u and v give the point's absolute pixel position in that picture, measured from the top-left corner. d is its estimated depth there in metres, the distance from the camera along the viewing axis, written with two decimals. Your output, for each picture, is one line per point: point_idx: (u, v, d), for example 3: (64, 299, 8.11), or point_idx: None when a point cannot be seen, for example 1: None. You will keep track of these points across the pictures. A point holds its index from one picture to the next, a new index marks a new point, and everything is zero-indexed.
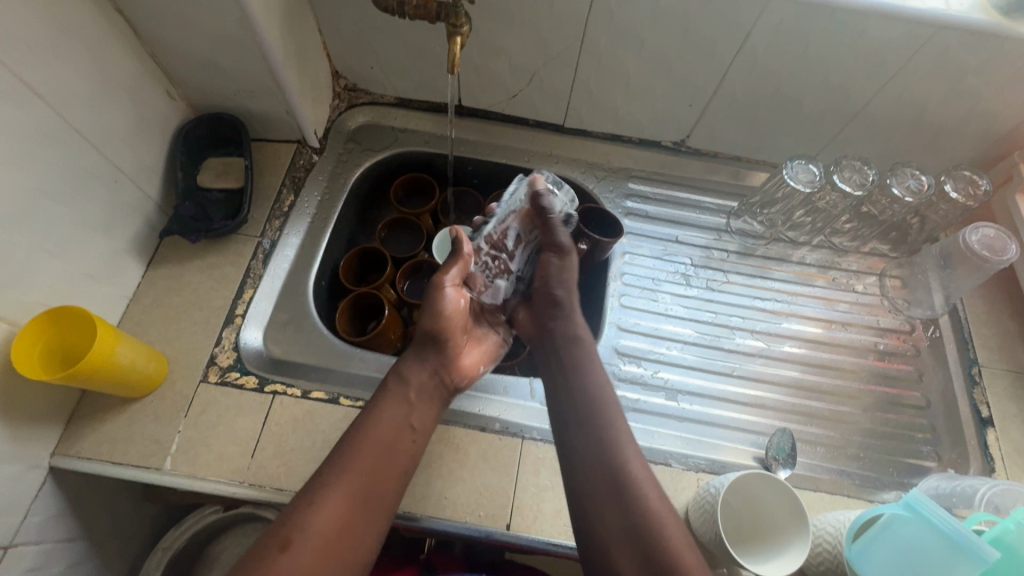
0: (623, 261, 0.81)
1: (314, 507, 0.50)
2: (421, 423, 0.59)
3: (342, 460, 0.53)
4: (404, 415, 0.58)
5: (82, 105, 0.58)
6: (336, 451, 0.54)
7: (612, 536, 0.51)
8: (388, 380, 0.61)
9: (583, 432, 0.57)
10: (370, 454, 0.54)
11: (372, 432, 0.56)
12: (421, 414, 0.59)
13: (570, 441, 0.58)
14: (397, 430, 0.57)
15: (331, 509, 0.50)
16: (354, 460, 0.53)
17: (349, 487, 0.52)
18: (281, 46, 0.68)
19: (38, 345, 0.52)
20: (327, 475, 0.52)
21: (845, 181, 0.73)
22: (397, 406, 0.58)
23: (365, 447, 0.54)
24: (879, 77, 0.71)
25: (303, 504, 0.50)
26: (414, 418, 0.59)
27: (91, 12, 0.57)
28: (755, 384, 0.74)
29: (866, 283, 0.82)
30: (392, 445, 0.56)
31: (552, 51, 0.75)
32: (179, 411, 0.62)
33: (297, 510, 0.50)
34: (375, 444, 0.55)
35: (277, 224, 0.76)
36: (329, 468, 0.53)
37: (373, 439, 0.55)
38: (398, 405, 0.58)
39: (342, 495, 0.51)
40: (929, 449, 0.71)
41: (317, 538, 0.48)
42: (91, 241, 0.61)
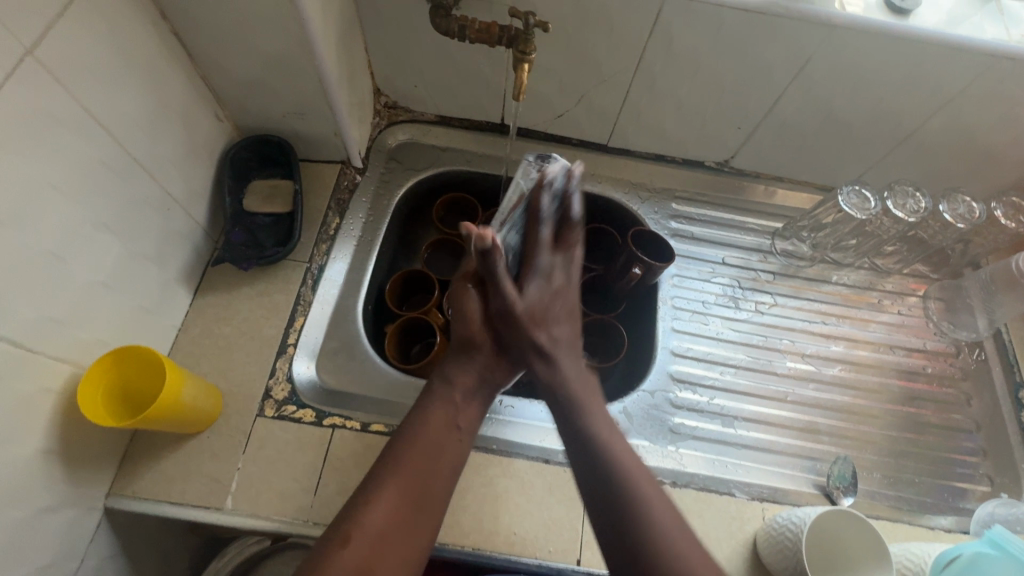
0: (672, 284, 0.80)
1: (367, 508, 0.48)
2: (467, 426, 0.56)
3: (394, 459, 0.51)
4: (452, 419, 0.56)
5: (139, 132, 0.56)
6: (385, 455, 0.52)
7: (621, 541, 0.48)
8: (432, 386, 0.58)
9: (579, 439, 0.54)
10: (422, 457, 0.52)
11: (422, 436, 0.53)
12: (467, 414, 0.57)
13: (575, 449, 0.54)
14: (447, 434, 0.54)
15: (384, 508, 0.48)
16: (406, 462, 0.51)
17: (403, 489, 0.49)
18: (335, 68, 0.66)
19: (101, 386, 0.50)
20: (379, 477, 0.50)
21: (899, 208, 0.74)
22: (444, 410, 0.56)
23: (415, 451, 0.52)
24: (933, 105, 0.71)
25: (356, 506, 0.48)
26: (460, 421, 0.56)
27: (149, 37, 0.55)
28: (808, 409, 0.74)
29: (909, 304, 0.83)
30: (442, 449, 0.53)
31: (604, 74, 0.74)
32: (236, 448, 0.60)
33: (351, 511, 0.48)
34: (427, 447, 0.53)
35: (324, 248, 0.74)
36: (381, 469, 0.51)
37: (424, 444, 0.53)
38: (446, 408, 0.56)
39: (396, 495, 0.49)
40: (980, 473, 0.72)
41: (372, 539, 0.46)
42: (144, 272, 0.59)
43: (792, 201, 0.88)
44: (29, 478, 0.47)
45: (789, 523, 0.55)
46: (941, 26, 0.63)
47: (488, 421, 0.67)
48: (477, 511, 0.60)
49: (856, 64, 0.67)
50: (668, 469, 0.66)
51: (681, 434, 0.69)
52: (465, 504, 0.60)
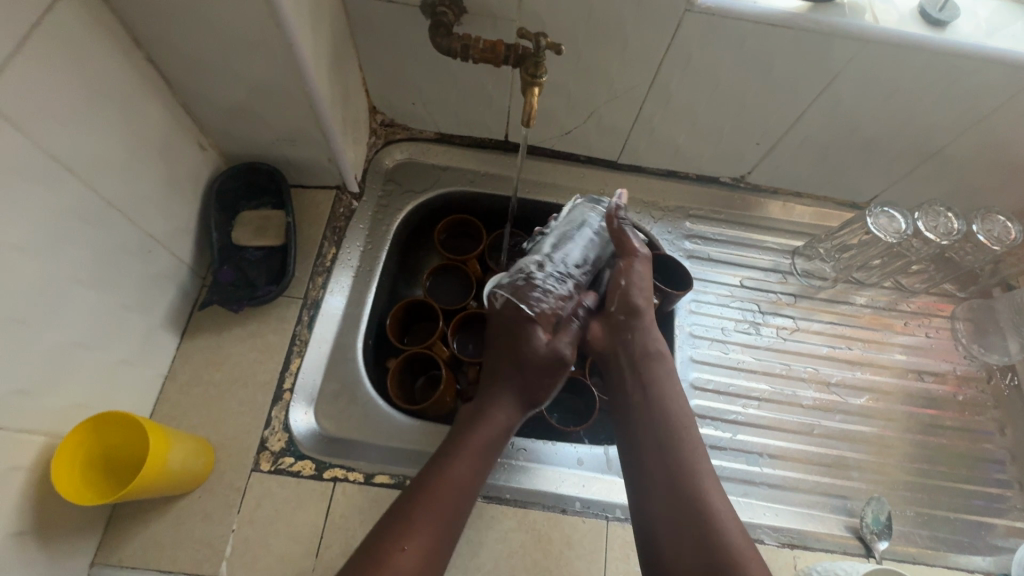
0: (689, 310, 0.76)
1: (398, 548, 0.45)
2: (494, 458, 0.55)
3: (421, 492, 0.49)
4: (481, 448, 0.54)
5: (113, 171, 0.51)
6: (412, 487, 0.50)
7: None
8: (466, 411, 0.58)
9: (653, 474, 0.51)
10: (449, 491, 0.50)
11: (449, 467, 0.51)
12: (495, 446, 0.55)
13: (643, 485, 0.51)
14: (474, 468, 0.52)
15: (416, 548, 0.46)
16: (435, 499, 0.49)
17: (433, 528, 0.47)
18: (327, 92, 0.61)
19: (79, 457, 0.45)
20: (407, 514, 0.48)
21: (930, 230, 0.70)
22: (473, 439, 0.54)
23: (443, 483, 0.50)
24: (966, 120, 0.67)
25: (386, 548, 0.45)
26: (490, 452, 0.54)
27: (121, 67, 0.50)
28: (836, 443, 0.70)
29: (936, 325, 0.79)
30: (469, 483, 0.51)
31: (616, 90, 0.70)
32: (230, 508, 0.56)
33: (379, 551, 0.45)
34: (455, 483, 0.50)
35: (320, 281, 0.69)
36: (409, 505, 0.48)
37: (452, 477, 0.51)
38: (473, 438, 0.54)
39: (425, 536, 0.47)
40: (1017, 507, 0.68)
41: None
42: (125, 321, 0.54)
43: (812, 218, 0.84)
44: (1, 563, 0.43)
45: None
46: (980, 37, 0.59)
47: (501, 467, 0.63)
48: (491, 569, 0.56)
49: (886, 79, 0.63)
50: None
51: None
52: (478, 561, 0.56)
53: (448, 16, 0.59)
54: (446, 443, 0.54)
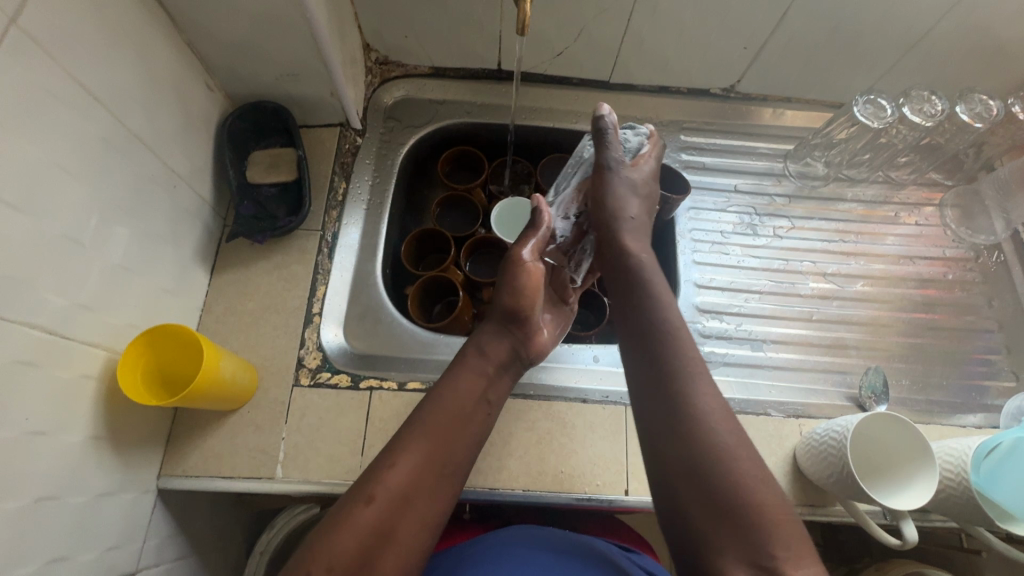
0: (688, 218, 0.80)
1: (393, 467, 0.48)
2: (495, 396, 0.57)
3: (420, 419, 0.52)
4: (478, 384, 0.56)
5: (134, 107, 0.53)
6: (414, 418, 0.52)
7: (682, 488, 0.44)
8: (467, 350, 0.59)
9: (659, 402, 0.47)
10: (445, 423, 0.52)
11: (449, 401, 0.54)
12: (493, 386, 0.58)
13: (646, 412, 0.48)
14: (472, 404, 0.55)
15: (410, 469, 0.48)
16: (433, 428, 0.51)
17: (427, 455, 0.50)
18: (325, 22, 0.62)
19: (139, 369, 0.50)
20: (404, 438, 0.50)
21: (914, 112, 0.74)
22: (473, 374, 0.56)
23: (442, 415, 0.52)
24: (945, 3, 0.68)
25: (383, 465, 0.49)
26: (488, 391, 0.57)
27: (129, 3, 0.52)
28: (834, 326, 0.74)
29: (927, 213, 0.82)
30: (466, 418, 0.54)
31: (604, 3, 0.71)
32: (278, 419, 0.60)
33: (376, 469, 0.48)
34: (452, 417, 0.53)
35: (335, 214, 0.72)
36: (408, 431, 0.51)
37: (449, 409, 0.53)
38: (472, 376, 0.56)
39: (422, 458, 0.49)
40: (1006, 370, 0.73)
41: (395, 497, 0.47)
42: (160, 254, 0.58)
43: (803, 121, 0.86)
44: (84, 463, 0.48)
45: (830, 433, 0.57)
46: None
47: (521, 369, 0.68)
48: (522, 455, 0.61)
49: None
50: None
51: (713, 361, 0.70)
52: (510, 449, 0.61)
53: None
54: (443, 376, 0.56)
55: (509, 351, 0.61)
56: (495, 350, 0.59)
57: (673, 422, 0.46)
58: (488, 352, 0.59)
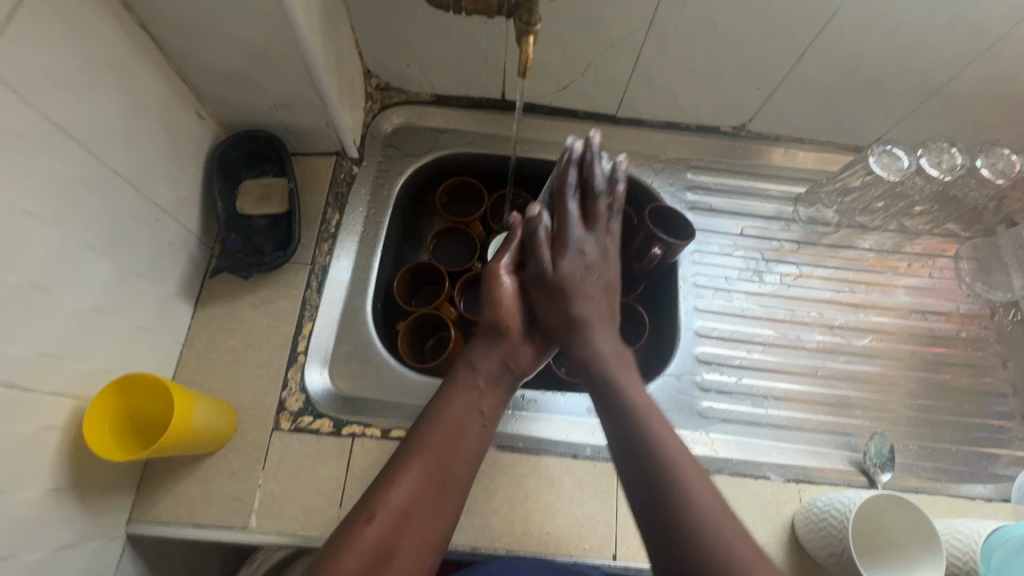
0: (692, 261, 0.77)
1: (393, 486, 0.46)
2: (490, 412, 0.55)
3: (418, 436, 0.50)
4: (475, 401, 0.54)
5: (114, 143, 0.51)
6: (410, 438, 0.50)
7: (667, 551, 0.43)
8: (458, 366, 0.57)
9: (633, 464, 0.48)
10: (443, 440, 0.50)
11: (445, 419, 0.51)
12: (491, 402, 0.55)
13: (630, 477, 0.48)
14: (471, 419, 0.53)
15: (410, 489, 0.46)
16: (431, 445, 0.49)
17: (427, 471, 0.47)
18: (320, 53, 0.60)
19: (107, 420, 0.48)
20: (401, 458, 0.48)
21: (933, 165, 0.71)
22: (467, 394, 0.54)
23: (440, 432, 0.50)
24: (968, 52, 0.65)
25: (382, 486, 0.46)
26: (484, 407, 0.54)
27: (113, 35, 0.50)
28: (840, 383, 0.71)
29: (940, 266, 0.79)
30: (465, 435, 0.51)
31: (612, 40, 0.68)
32: (255, 464, 0.58)
33: (374, 491, 0.46)
34: (450, 435, 0.50)
35: (327, 248, 0.70)
36: (407, 448, 0.49)
37: (446, 427, 0.51)
38: (466, 394, 0.54)
39: (421, 475, 0.47)
40: (1019, 437, 0.70)
41: (398, 515, 0.44)
42: (138, 291, 0.56)
43: (815, 163, 0.83)
44: (44, 516, 0.46)
45: (832, 507, 0.54)
46: None
47: (513, 419, 0.65)
48: (507, 513, 0.58)
49: (889, 12, 0.61)
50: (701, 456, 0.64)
51: (711, 418, 0.67)
52: (495, 505, 0.59)
53: None
54: (436, 398, 0.54)
55: (498, 364, 0.58)
56: (489, 364, 0.57)
57: (650, 493, 0.46)
58: (480, 363, 0.57)
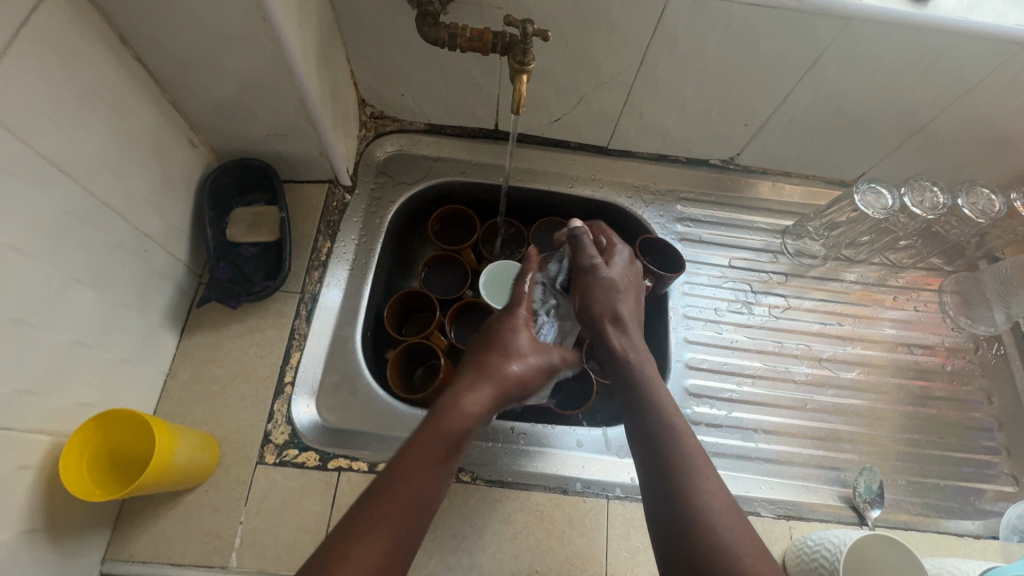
0: (682, 292, 0.78)
1: (336, 569, 0.38)
2: (455, 466, 0.48)
3: (375, 500, 0.42)
4: (442, 458, 0.46)
5: (103, 174, 0.51)
6: (359, 508, 0.42)
7: (683, 561, 0.42)
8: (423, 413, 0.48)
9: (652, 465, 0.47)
10: (398, 505, 0.42)
11: (408, 480, 0.43)
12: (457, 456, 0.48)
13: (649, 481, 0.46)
14: (428, 474, 0.44)
15: (363, 565, 0.39)
16: (388, 514, 0.41)
17: (385, 544, 0.40)
18: (315, 86, 0.60)
19: (85, 457, 0.47)
20: (354, 527, 0.40)
21: (918, 205, 0.73)
22: (436, 449, 0.46)
23: (401, 497, 0.42)
24: (949, 95, 0.66)
25: (326, 560, 0.39)
26: (451, 461, 0.47)
27: (108, 68, 0.50)
28: (829, 417, 0.72)
29: (924, 299, 0.81)
30: (420, 498, 0.43)
31: (603, 76, 0.69)
32: (237, 500, 0.57)
33: (319, 565, 0.38)
34: (409, 503, 0.43)
35: (317, 275, 0.70)
36: (354, 518, 0.41)
37: (409, 491, 0.43)
38: (432, 451, 0.45)
39: (378, 550, 0.40)
40: (1005, 472, 0.70)
41: None
42: (123, 322, 0.55)
43: (802, 197, 0.84)
44: (15, 560, 0.44)
45: (824, 543, 0.54)
46: (961, 11, 0.58)
47: (502, 452, 0.64)
48: (495, 550, 0.57)
49: (872, 58, 0.63)
50: None
51: None
52: (484, 543, 0.58)
53: (433, 6, 0.59)
54: (399, 451, 0.45)
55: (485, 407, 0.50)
56: (466, 412, 0.48)
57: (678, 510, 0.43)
58: (443, 412, 0.48)
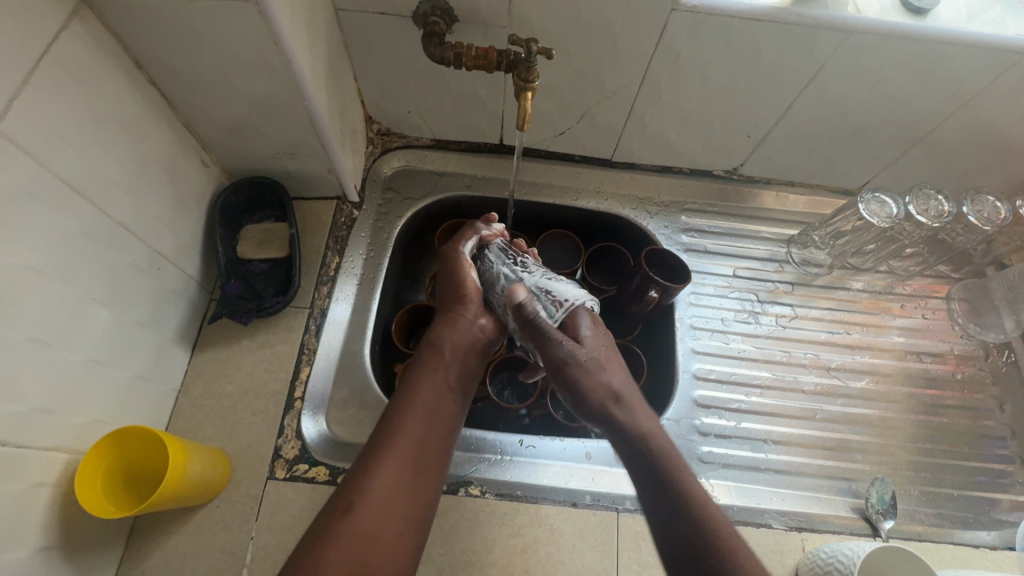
0: (688, 303, 0.78)
1: (369, 474, 0.44)
2: (457, 384, 0.54)
3: (389, 425, 0.48)
4: (441, 379, 0.52)
5: (119, 195, 0.52)
6: (379, 428, 0.48)
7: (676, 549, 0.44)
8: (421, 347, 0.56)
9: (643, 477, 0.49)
10: (418, 418, 0.49)
11: (415, 400, 0.50)
12: (459, 375, 0.54)
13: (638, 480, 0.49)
14: (438, 394, 0.51)
15: (390, 472, 0.45)
16: (404, 428, 0.48)
17: (404, 452, 0.46)
18: (324, 105, 0.61)
19: (100, 474, 0.47)
20: (377, 445, 0.46)
21: (922, 213, 0.73)
22: (433, 375, 0.52)
23: (409, 416, 0.48)
24: (950, 105, 0.67)
25: (353, 478, 0.44)
26: (447, 376, 0.53)
27: (125, 93, 0.51)
28: (840, 426, 0.71)
29: (932, 307, 0.81)
30: (436, 411, 0.50)
31: (607, 91, 0.70)
32: (248, 515, 0.57)
33: (350, 480, 0.44)
34: (422, 417, 0.49)
35: (326, 290, 0.71)
36: (379, 437, 0.47)
37: (417, 410, 0.49)
38: (434, 372, 0.52)
39: (402, 459, 0.46)
40: (1021, 481, 0.70)
41: (379, 504, 0.43)
42: (138, 339, 0.56)
43: (806, 206, 0.85)
44: None
45: (838, 556, 0.53)
46: (959, 23, 0.59)
47: (510, 465, 0.64)
48: (505, 565, 0.57)
49: (872, 69, 0.63)
50: None
51: (711, 463, 0.67)
52: (493, 557, 0.58)
53: (440, 26, 0.61)
54: (406, 385, 0.51)
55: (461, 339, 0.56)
56: (452, 342, 0.55)
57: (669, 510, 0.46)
58: (440, 347, 0.55)
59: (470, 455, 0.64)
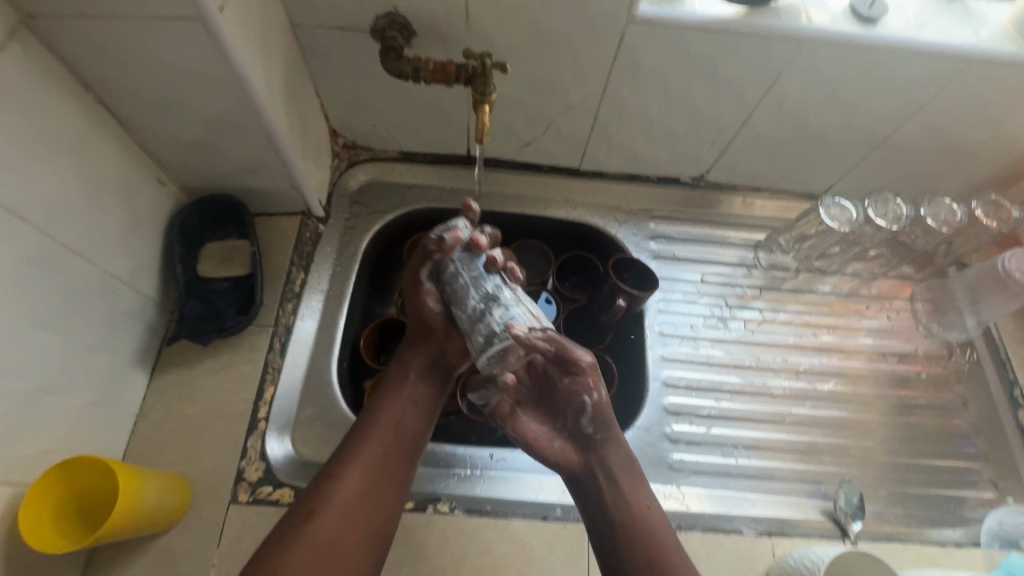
0: (658, 310, 0.78)
1: (334, 482, 0.49)
2: (426, 402, 0.58)
3: (354, 440, 0.52)
4: (408, 395, 0.57)
5: (70, 220, 0.51)
6: (348, 439, 0.53)
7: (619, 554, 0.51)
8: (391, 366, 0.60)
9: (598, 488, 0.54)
10: (384, 432, 0.53)
11: (378, 416, 0.54)
12: (422, 394, 0.58)
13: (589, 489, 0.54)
14: (404, 408, 0.56)
15: (353, 482, 0.50)
16: (369, 439, 0.52)
17: (365, 463, 0.51)
18: (283, 122, 0.61)
19: (49, 503, 0.46)
20: (343, 454, 0.51)
21: (880, 216, 0.74)
22: (399, 391, 0.57)
23: (372, 431, 0.53)
24: (903, 111, 0.68)
25: (320, 483, 0.49)
26: (412, 392, 0.57)
27: (74, 116, 0.51)
28: (809, 429, 0.72)
29: (897, 308, 0.82)
30: (401, 425, 0.54)
31: (569, 102, 0.70)
32: (210, 542, 0.56)
33: (317, 487, 0.49)
34: (386, 431, 0.53)
35: (290, 307, 0.69)
36: (347, 447, 0.52)
37: (382, 426, 0.53)
38: (401, 389, 0.57)
39: (364, 471, 0.50)
40: (986, 479, 0.71)
41: (338, 510, 0.48)
42: (92, 365, 0.55)
43: (773, 211, 0.85)
44: None
45: (805, 561, 0.54)
46: (908, 31, 0.61)
47: (479, 480, 0.63)
48: None
49: (826, 77, 0.64)
50: (672, 511, 0.63)
51: (682, 471, 0.67)
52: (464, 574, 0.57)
53: (398, 40, 0.61)
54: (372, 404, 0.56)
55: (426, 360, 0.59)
56: (417, 363, 0.59)
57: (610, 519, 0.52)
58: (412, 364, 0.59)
59: (439, 470, 0.63)
